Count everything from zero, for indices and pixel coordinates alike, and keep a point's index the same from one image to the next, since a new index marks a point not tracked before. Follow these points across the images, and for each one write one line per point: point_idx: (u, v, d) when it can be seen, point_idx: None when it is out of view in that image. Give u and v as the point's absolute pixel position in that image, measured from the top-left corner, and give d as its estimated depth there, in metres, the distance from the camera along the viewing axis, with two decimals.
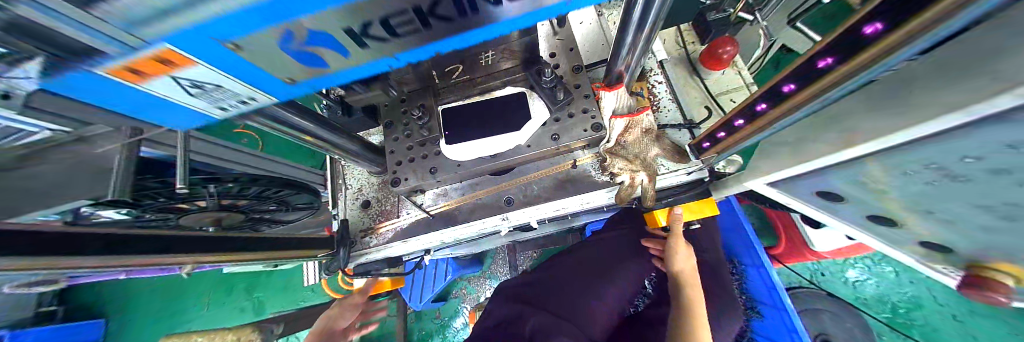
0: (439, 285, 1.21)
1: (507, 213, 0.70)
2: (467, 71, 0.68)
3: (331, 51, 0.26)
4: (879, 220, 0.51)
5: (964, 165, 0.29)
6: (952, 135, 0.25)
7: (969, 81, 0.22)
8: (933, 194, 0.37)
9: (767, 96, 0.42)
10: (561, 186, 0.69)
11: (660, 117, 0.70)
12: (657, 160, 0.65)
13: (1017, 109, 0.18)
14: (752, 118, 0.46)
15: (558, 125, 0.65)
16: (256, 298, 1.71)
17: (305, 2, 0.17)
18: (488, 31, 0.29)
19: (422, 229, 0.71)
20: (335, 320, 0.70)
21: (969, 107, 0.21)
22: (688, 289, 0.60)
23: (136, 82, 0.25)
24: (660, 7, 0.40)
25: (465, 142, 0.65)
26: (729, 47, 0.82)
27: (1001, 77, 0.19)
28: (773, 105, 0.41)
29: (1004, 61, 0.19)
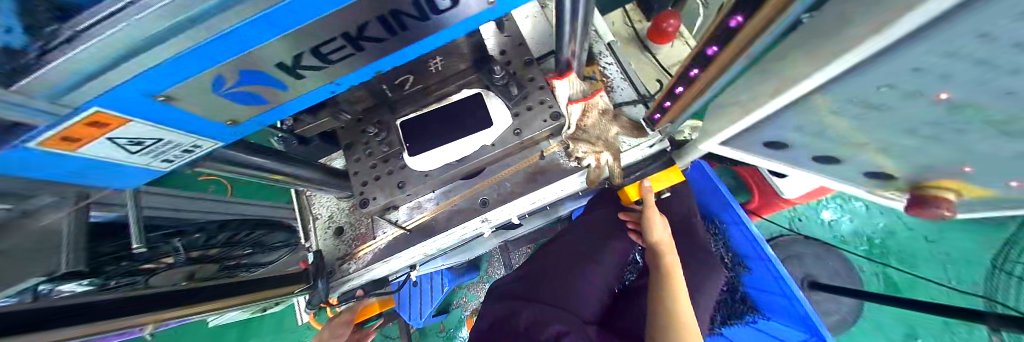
0: (436, 299, 1.20)
1: (485, 214, 0.70)
2: (420, 80, 0.68)
3: (265, 87, 0.34)
4: (823, 160, 0.55)
5: (861, 105, 0.33)
6: (838, 84, 0.29)
7: (824, 38, 0.26)
8: (856, 130, 0.40)
9: (697, 61, 0.46)
10: (533, 178, 0.70)
11: (616, 97, 0.72)
12: (619, 139, 0.67)
13: (869, 59, 0.21)
14: (689, 83, 0.51)
15: (518, 119, 0.65)
16: None
17: (232, 49, 0.26)
18: (405, 54, 0.41)
19: (403, 246, 0.70)
20: None
21: (836, 60, 0.24)
22: (666, 256, 0.61)
23: (78, 150, 0.30)
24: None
25: (429, 151, 0.65)
26: (672, 20, 0.86)
27: (853, 28, 0.21)
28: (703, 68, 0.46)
29: (855, 13, 0.21)
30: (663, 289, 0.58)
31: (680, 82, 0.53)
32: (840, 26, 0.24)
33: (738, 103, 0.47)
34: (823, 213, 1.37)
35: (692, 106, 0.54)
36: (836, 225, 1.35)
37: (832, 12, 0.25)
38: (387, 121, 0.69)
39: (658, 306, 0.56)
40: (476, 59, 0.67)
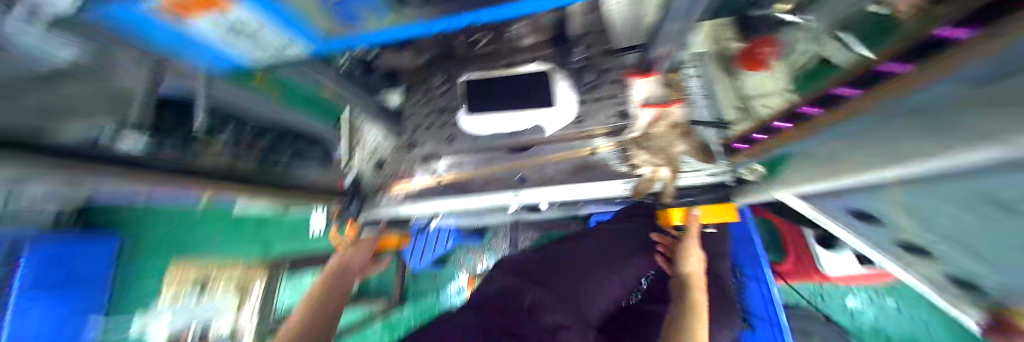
0: (440, 249, 1.28)
1: (519, 190, 0.73)
2: (494, 41, 0.64)
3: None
4: (913, 251, 0.48)
5: (981, 212, 0.29)
6: (963, 178, 0.25)
7: (954, 128, 0.24)
8: (959, 237, 0.35)
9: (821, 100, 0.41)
10: (579, 171, 0.70)
11: (690, 114, 0.65)
12: (681, 157, 0.63)
13: (1006, 164, 0.19)
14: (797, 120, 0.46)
15: (584, 107, 0.61)
16: None
17: None
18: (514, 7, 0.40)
19: (437, 194, 0.77)
20: (348, 260, 0.71)
21: (971, 155, 0.21)
22: (695, 292, 0.59)
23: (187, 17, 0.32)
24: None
25: (487, 114, 0.60)
26: (769, 47, 0.77)
27: (987, 132, 0.19)
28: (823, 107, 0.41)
29: (984, 120, 0.20)
30: (685, 315, 0.56)
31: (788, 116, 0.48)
32: (967, 124, 0.22)
33: (844, 161, 0.42)
34: (852, 300, 1.15)
35: (789, 147, 0.48)
36: (857, 315, 1.14)
37: (958, 101, 0.23)
38: (454, 73, 0.66)
39: (672, 328, 0.55)
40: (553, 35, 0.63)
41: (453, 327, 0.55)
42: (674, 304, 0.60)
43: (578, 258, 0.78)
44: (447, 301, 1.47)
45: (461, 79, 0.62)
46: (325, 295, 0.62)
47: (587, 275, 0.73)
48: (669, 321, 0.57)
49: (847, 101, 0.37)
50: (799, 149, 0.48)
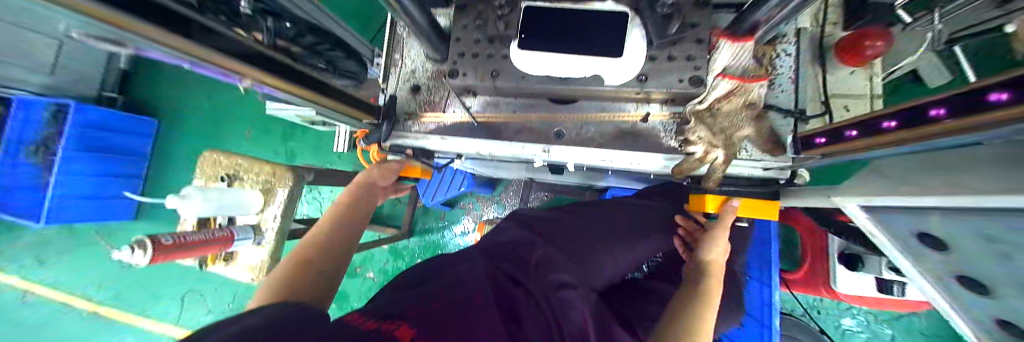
0: (452, 193, 1.29)
1: (552, 146, 0.65)
2: None
3: None
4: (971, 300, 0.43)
5: None
6: None
7: None
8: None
9: (903, 115, 0.36)
10: (621, 137, 0.63)
11: (770, 96, 0.59)
12: (742, 142, 0.57)
13: None
14: (871, 132, 0.40)
15: (652, 64, 0.54)
16: (290, 147, 1.85)
17: None
18: None
19: (464, 133, 0.69)
20: (376, 179, 0.75)
21: None
22: (712, 278, 0.60)
23: None
24: None
25: (544, 53, 0.54)
26: (880, 42, 0.64)
27: None
28: (903, 125, 0.36)
29: None
30: (693, 297, 0.57)
31: (859, 125, 0.42)
32: None
33: (948, 178, 0.36)
34: (844, 320, 1.26)
35: (861, 154, 0.43)
36: (851, 336, 1.25)
37: None
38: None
39: (683, 305, 0.56)
40: None
41: (462, 265, 0.54)
42: (689, 286, 0.61)
43: (593, 227, 0.77)
44: (450, 241, 1.55)
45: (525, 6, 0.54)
46: (350, 215, 0.67)
47: (600, 244, 0.73)
48: (680, 300, 0.58)
49: (928, 118, 0.32)
50: (875, 155, 0.42)
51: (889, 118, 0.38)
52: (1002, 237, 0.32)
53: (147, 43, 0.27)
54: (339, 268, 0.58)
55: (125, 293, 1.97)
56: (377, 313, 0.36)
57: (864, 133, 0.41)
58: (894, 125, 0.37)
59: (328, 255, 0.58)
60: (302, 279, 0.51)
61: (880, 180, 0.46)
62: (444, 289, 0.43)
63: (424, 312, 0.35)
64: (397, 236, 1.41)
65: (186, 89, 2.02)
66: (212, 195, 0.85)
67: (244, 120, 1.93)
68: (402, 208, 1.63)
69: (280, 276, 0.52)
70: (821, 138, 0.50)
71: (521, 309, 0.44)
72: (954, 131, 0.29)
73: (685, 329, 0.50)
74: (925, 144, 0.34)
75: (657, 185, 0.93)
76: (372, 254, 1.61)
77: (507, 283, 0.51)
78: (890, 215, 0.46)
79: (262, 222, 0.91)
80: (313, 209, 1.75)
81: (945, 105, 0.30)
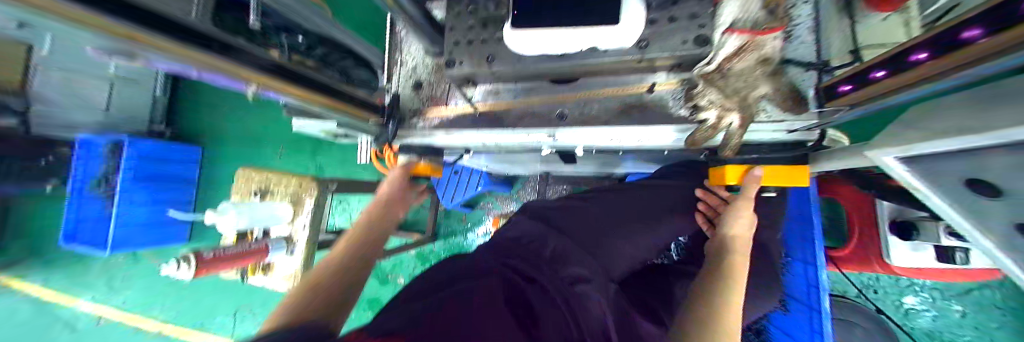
0: (470, 193, 1.29)
1: (557, 128, 0.63)
2: None
3: None
4: None
5: None
6: None
7: None
8: None
9: (938, 43, 0.31)
10: (629, 111, 0.60)
11: (786, 50, 0.54)
12: (760, 103, 0.53)
13: None
14: (901, 69, 0.35)
15: (651, 29, 0.52)
16: (318, 162, 1.96)
17: None
18: None
19: (468, 125, 0.69)
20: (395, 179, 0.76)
21: None
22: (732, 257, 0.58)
23: None
24: None
25: (537, 29, 0.52)
26: None
27: None
28: (934, 54, 0.31)
29: None
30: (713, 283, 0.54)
31: (890, 63, 0.37)
32: None
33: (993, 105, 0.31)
34: (905, 298, 1.14)
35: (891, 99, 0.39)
36: (914, 316, 1.13)
37: None
38: None
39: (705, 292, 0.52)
40: None
41: (473, 266, 0.52)
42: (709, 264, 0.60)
43: (611, 214, 0.74)
44: (472, 243, 1.55)
45: None
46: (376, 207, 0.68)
47: (618, 233, 0.70)
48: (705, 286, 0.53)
49: (956, 46, 0.28)
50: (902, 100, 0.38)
51: (918, 49, 0.33)
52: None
53: (155, 51, 0.31)
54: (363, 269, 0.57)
55: (183, 311, 2.14)
56: (382, 328, 0.32)
57: (896, 70, 0.36)
58: (927, 56, 0.32)
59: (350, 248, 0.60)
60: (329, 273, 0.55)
61: (913, 127, 0.41)
62: (451, 296, 0.39)
63: (430, 324, 0.32)
64: (420, 240, 1.44)
65: (221, 118, 2.21)
66: (245, 208, 0.90)
67: (275, 141, 2.07)
68: (425, 213, 1.66)
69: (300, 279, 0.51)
70: (846, 86, 0.44)
71: (539, 310, 0.42)
72: (998, 53, 0.24)
73: (721, 305, 0.48)
74: (958, 77, 0.30)
75: (676, 164, 0.88)
76: (400, 259, 1.65)
77: (521, 281, 0.48)
78: (931, 167, 0.40)
79: (293, 232, 0.94)
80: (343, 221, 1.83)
81: (979, 24, 0.26)
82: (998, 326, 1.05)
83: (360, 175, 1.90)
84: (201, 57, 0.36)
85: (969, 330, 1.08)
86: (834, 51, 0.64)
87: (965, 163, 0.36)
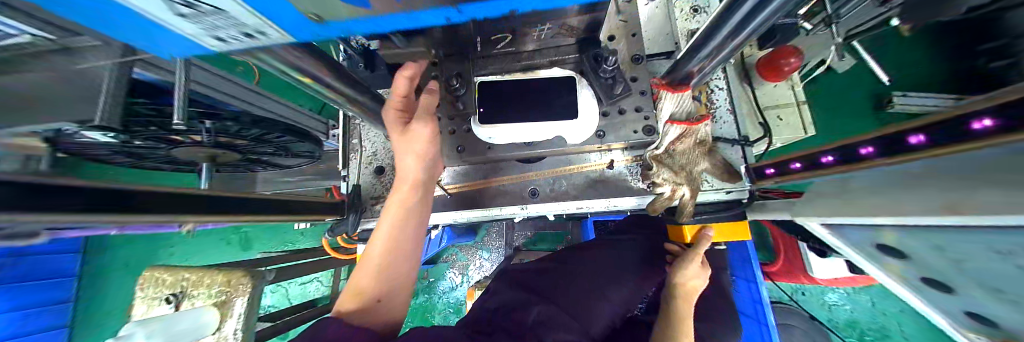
0: (433, 251, 1.23)
1: (528, 204, 0.64)
2: (515, 42, 0.57)
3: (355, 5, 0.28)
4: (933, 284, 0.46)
5: None
6: None
7: None
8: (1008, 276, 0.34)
9: (842, 151, 0.40)
10: (592, 185, 0.64)
11: (715, 129, 0.64)
12: (702, 175, 0.61)
13: None
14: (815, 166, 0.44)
15: (605, 120, 0.58)
16: (243, 232, 1.73)
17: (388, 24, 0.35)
18: None
19: (438, 208, 0.67)
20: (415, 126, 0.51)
21: None
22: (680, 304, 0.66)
23: None
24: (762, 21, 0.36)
25: (504, 124, 0.56)
26: (793, 58, 0.68)
27: None
28: (837, 159, 0.41)
29: None
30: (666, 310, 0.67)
31: (802, 158, 0.47)
32: None
33: (894, 194, 0.39)
34: (826, 295, 1.35)
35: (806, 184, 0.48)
36: (835, 309, 1.34)
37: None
38: (469, 75, 0.58)
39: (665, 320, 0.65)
40: (586, 35, 0.56)
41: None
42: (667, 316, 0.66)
43: (583, 272, 0.76)
44: (439, 302, 1.45)
45: (478, 80, 0.57)
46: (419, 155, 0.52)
47: (591, 293, 0.72)
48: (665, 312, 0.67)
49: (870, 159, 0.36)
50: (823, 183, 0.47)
51: (823, 153, 0.43)
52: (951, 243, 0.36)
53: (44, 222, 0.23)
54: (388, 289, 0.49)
55: None
56: None
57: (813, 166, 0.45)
58: (831, 160, 0.42)
59: (413, 229, 0.52)
60: (400, 251, 0.50)
61: (827, 199, 0.51)
62: None
63: None
64: None
65: None
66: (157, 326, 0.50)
67: None
68: None
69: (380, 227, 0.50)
70: (769, 169, 0.54)
71: None
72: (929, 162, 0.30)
73: None
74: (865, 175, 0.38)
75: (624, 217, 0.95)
76: None
77: None
78: (849, 230, 0.49)
79: None
80: (278, 297, 1.60)
81: (871, 144, 0.36)
82: (895, 308, 1.29)
83: (299, 241, 1.71)
84: (121, 221, 0.29)
85: (879, 315, 1.31)
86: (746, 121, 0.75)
87: (875, 231, 0.45)
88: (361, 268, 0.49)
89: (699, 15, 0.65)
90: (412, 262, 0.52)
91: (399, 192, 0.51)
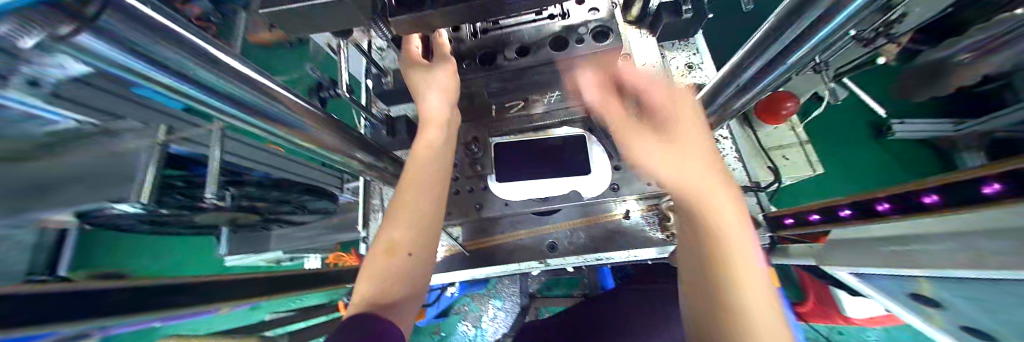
0: (444, 302, 1.16)
1: (548, 259, 0.63)
2: (526, 107, 0.62)
3: None
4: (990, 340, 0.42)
5: None
6: None
7: None
8: None
9: (859, 205, 0.41)
10: (612, 237, 0.63)
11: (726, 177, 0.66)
12: None
13: None
14: (831, 218, 0.45)
15: (618, 174, 0.59)
16: None
17: None
18: None
19: (454, 266, 0.66)
20: (416, 61, 0.51)
21: None
22: None
23: None
24: (770, 80, 0.42)
25: (520, 181, 0.59)
26: (790, 102, 0.71)
27: None
28: (825, 217, 0.46)
29: None
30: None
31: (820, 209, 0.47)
32: None
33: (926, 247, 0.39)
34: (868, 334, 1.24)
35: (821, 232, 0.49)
36: None
37: None
38: (486, 138, 0.62)
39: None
40: None
41: None
42: None
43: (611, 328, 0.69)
44: None
45: (494, 142, 0.60)
46: (442, 90, 0.50)
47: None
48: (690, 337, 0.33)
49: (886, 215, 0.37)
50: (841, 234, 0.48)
51: (841, 206, 0.43)
52: (987, 293, 0.34)
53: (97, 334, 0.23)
54: (423, 229, 0.45)
55: None
56: None
57: (828, 218, 0.46)
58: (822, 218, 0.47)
59: (425, 217, 0.46)
60: (426, 187, 0.46)
61: None
62: None
63: None
64: None
65: None
66: None
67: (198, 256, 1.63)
68: None
69: (409, 170, 0.47)
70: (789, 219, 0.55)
71: None
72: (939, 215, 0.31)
73: None
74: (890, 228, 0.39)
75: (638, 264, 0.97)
76: None
77: None
78: (881, 280, 0.48)
79: None
80: None
81: (886, 200, 0.37)
82: None
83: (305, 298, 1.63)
84: None
85: None
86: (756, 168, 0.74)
87: (909, 283, 0.43)
88: (364, 267, 0.43)
89: (694, 71, 0.71)
90: (430, 239, 0.46)
91: (426, 130, 0.50)
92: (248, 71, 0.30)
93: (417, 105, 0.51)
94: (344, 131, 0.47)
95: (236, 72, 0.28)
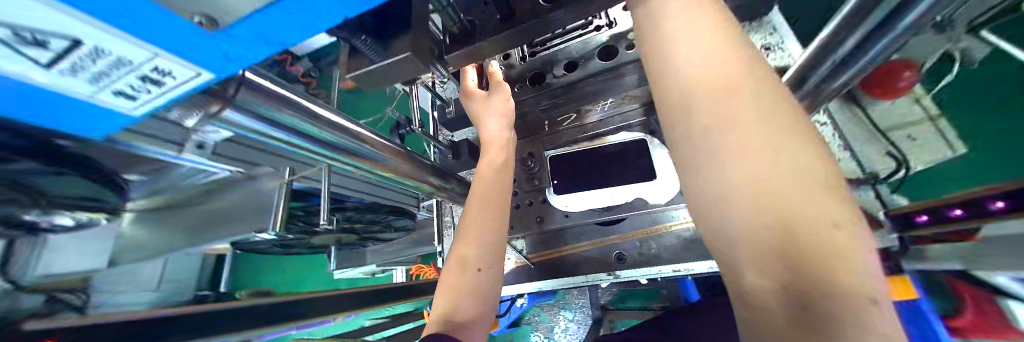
0: (512, 312, 1.18)
1: (619, 271, 0.60)
2: (579, 117, 0.62)
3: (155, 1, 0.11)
4: None
5: None
6: None
7: None
8: None
9: None
10: (687, 246, 0.58)
11: None
12: None
13: None
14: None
15: None
16: None
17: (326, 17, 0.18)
18: None
19: (519, 280, 0.68)
20: (472, 91, 0.55)
21: None
22: None
23: None
24: (888, 50, 0.34)
25: (579, 192, 0.58)
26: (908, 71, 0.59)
27: None
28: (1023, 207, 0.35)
29: None
30: (730, 289, 0.22)
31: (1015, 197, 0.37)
32: None
33: None
34: None
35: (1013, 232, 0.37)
36: None
37: None
38: (541, 152, 0.63)
39: (779, 314, 0.18)
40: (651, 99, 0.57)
41: None
42: None
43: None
44: None
45: (549, 156, 0.62)
46: (499, 114, 0.53)
47: None
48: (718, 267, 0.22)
49: None
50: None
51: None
52: None
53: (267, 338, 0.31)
54: (490, 246, 0.48)
55: None
56: None
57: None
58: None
59: (489, 236, 0.48)
60: (491, 206, 0.49)
61: None
62: None
63: None
64: None
65: None
66: None
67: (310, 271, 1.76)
68: None
69: (475, 190, 0.51)
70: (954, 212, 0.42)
71: None
72: None
73: None
74: None
75: None
76: None
77: None
78: None
79: None
80: None
81: None
82: None
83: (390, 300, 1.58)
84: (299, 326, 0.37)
85: None
86: (871, 155, 0.62)
87: None
88: (443, 281, 0.47)
89: (773, 53, 0.63)
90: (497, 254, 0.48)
91: (485, 152, 0.53)
92: (333, 118, 0.37)
93: (477, 130, 0.55)
94: (415, 159, 0.54)
95: (325, 119, 0.36)
